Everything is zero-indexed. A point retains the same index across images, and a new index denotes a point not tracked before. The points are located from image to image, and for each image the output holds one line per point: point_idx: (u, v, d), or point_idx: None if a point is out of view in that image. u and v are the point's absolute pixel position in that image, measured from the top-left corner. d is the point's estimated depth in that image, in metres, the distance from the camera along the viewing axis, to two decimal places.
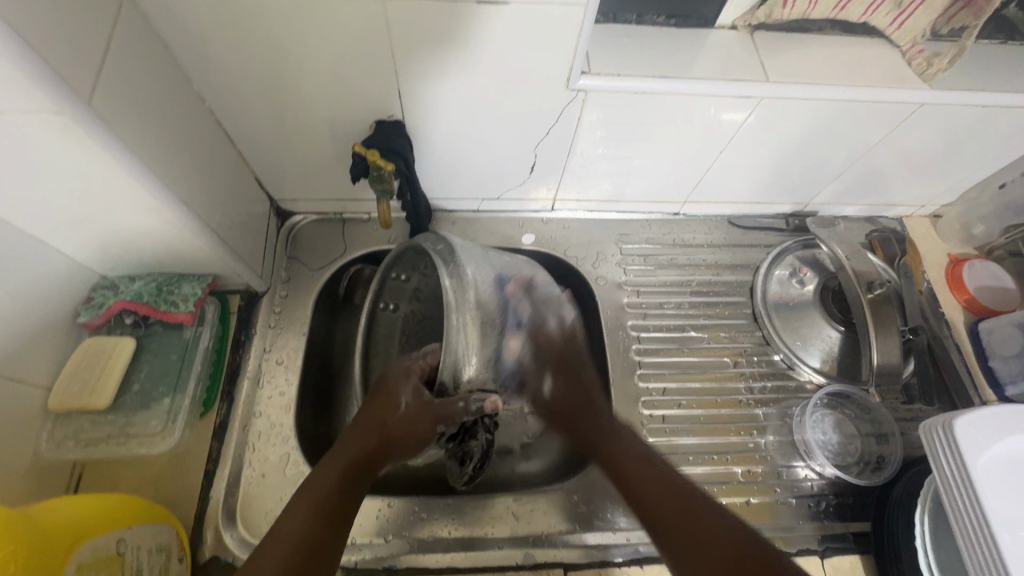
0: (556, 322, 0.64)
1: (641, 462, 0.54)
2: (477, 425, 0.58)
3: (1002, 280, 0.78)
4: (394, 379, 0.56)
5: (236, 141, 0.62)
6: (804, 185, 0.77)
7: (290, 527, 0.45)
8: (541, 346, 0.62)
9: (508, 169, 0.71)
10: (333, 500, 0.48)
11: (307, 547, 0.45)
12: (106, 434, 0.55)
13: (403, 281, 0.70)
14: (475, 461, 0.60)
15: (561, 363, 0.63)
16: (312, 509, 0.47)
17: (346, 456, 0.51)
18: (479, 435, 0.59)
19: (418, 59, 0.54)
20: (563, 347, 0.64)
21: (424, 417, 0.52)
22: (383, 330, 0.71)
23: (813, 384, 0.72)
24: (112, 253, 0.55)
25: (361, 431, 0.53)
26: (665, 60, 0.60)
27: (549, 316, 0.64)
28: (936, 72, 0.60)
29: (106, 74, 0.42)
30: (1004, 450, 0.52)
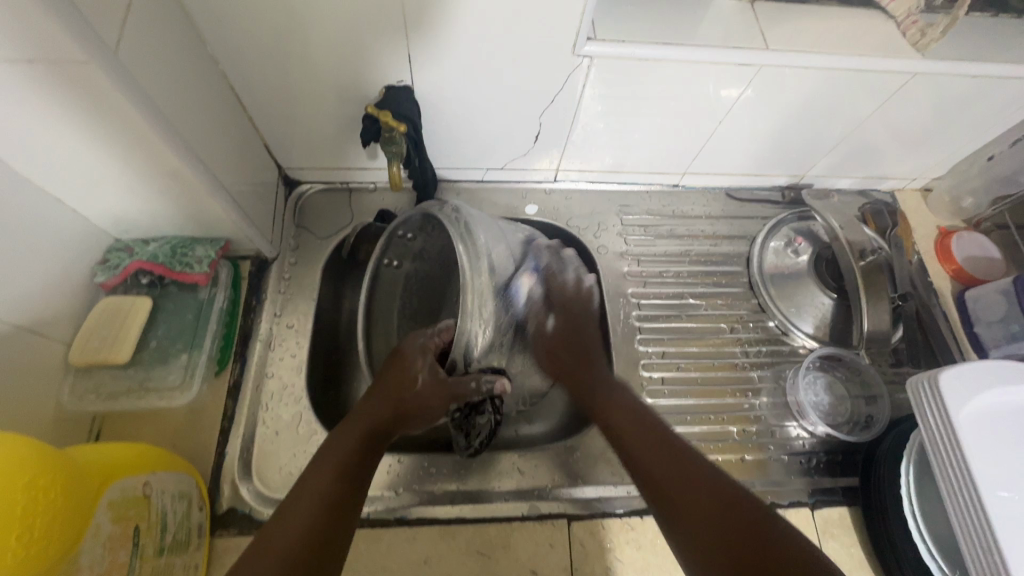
0: (573, 276, 0.68)
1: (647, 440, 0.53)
2: (484, 403, 0.59)
3: (988, 251, 0.81)
4: (409, 355, 0.57)
5: (247, 107, 0.63)
6: (800, 157, 0.79)
7: (317, 483, 0.46)
8: (552, 290, 0.66)
9: (512, 139, 0.72)
10: (355, 462, 0.49)
11: (334, 505, 0.45)
12: (126, 388, 0.57)
13: (408, 240, 0.70)
14: (481, 437, 0.61)
15: (566, 309, 0.66)
16: (334, 467, 0.48)
17: (360, 429, 0.51)
18: (485, 413, 0.60)
19: (429, 25, 0.55)
20: (575, 301, 0.67)
21: (436, 397, 0.55)
22: (385, 287, 0.72)
23: (806, 349, 0.75)
24: (128, 214, 0.57)
25: (379, 401, 0.54)
26: (668, 28, 0.61)
27: (567, 270, 0.68)
28: (929, 43, 0.62)
29: (129, 31, 0.43)
30: (985, 402, 0.55)
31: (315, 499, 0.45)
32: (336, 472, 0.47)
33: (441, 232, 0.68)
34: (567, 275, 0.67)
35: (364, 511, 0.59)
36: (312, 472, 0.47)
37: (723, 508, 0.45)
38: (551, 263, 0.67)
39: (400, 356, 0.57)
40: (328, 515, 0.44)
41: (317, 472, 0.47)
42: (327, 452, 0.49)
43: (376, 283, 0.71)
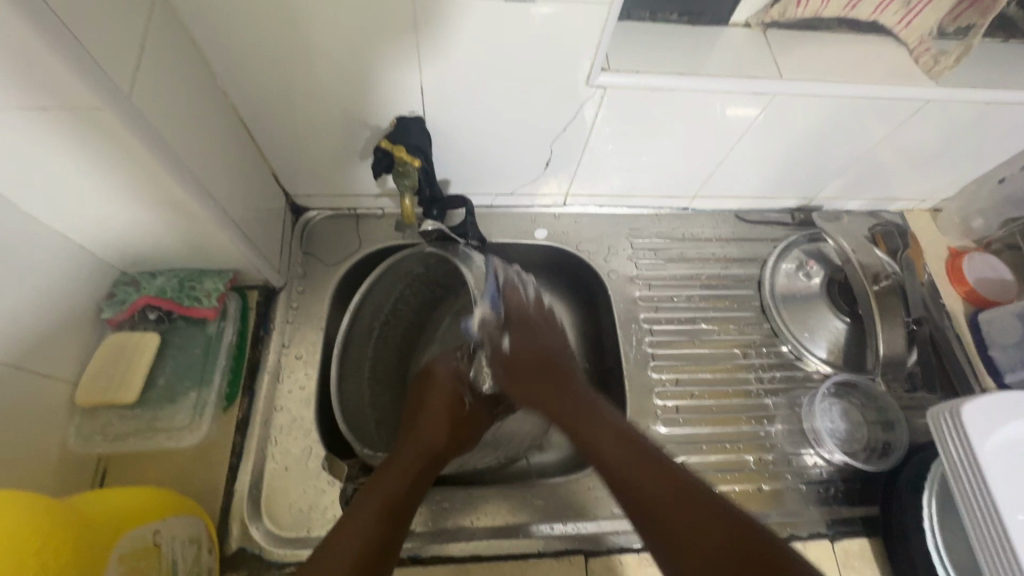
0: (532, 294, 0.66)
1: (628, 451, 0.50)
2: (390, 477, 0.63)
3: (999, 272, 0.81)
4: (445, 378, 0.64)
5: (256, 138, 0.63)
6: (810, 180, 0.79)
7: (359, 526, 0.46)
8: (512, 310, 0.63)
9: (522, 165, 0.71)
10: (398, 501, 0.50)
11: (378, 546, 0.46)
12: (133, 429, 0.56)
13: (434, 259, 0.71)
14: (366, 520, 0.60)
15: (521, 322, 0.63)
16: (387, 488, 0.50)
17: (385, 493, 0.50)
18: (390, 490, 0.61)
19: (442, 57, 0.54)
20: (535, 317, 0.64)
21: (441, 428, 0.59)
22: (395, 278, 0.72)
23: (820, 374, 0.74)
24: (136, 249, 0.56)
25: (431, 431, 0.58)
26: (680, 58, 0.61)
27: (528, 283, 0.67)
28: (943, 69, 0.62)
29: (143, 71, 0.42)
30: (1010, 436, 0.54)
31: (358, 535, 0.46)
32: (386, 508, 0.49)
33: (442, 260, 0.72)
34: (528, 289, 0.66)
35: None
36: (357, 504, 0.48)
37: (693, 500, 0.44)
38: (511, 278, 0.66)
39: (436, 379, 0.64)
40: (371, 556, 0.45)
41: (359, 511, 0.48)
42: (376, 489, 0.50)
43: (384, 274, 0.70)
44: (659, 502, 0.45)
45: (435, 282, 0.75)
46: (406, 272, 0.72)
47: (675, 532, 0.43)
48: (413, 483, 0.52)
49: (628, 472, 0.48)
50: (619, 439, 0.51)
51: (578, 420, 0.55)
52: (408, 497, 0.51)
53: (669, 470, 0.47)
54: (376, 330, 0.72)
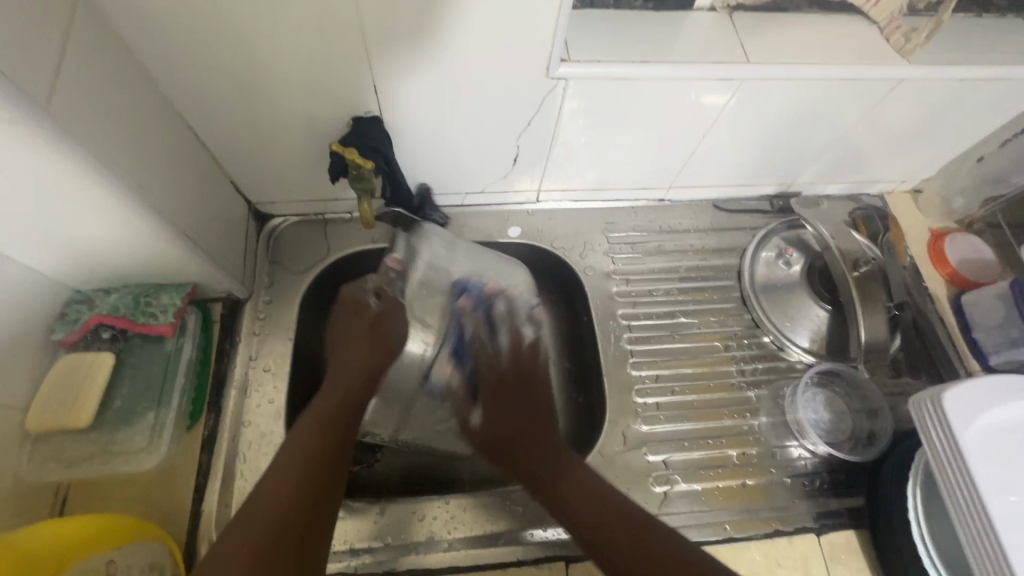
0: (537, 299, 0.69)
1: (590, 497, 0.53)
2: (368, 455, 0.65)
3: (982, 252, 0.79)
4: (356, 295, 0.63)
5: (208, 145, 0.60)
6: (787, 166, 0.77)
7: (264, 500, 0.45)
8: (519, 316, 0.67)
9: (490, 162, 0.69)
10: (310, 467, 0.48)
11: (285, 517, 0.45)
12: (88, 453, 0.54)
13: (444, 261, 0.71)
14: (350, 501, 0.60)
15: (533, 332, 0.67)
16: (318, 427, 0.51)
17: (293, 460, 0.48)
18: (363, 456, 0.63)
19: (393, 52, 0.52)
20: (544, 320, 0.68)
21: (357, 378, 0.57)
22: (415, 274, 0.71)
23: (803, 364, 0.73)
24: (86, 266, 0.53)
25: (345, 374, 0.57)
26: (644, 45, 0.59)
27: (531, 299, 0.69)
28: (914, 47, 0.60)
29: (62, 81, 0.40)
30: (990, 420, 0.53)
31: (266, 512, 0.45)
32: (320, 451, 0.50)
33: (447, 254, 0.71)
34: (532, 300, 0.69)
35: (352, 565, 0.56)
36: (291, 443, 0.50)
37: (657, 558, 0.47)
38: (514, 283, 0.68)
39: (347, 303, 0.63)
40: (272, 522, 0.44)
41: (265, 488, 0.46)
42: (280, 459, 0.49)
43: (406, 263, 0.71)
44: (631, 552, 0.48)
45: None
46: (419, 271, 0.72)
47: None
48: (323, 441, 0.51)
49: (578, 505, 0.53)
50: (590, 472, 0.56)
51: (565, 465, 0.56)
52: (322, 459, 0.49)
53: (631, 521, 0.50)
54: None
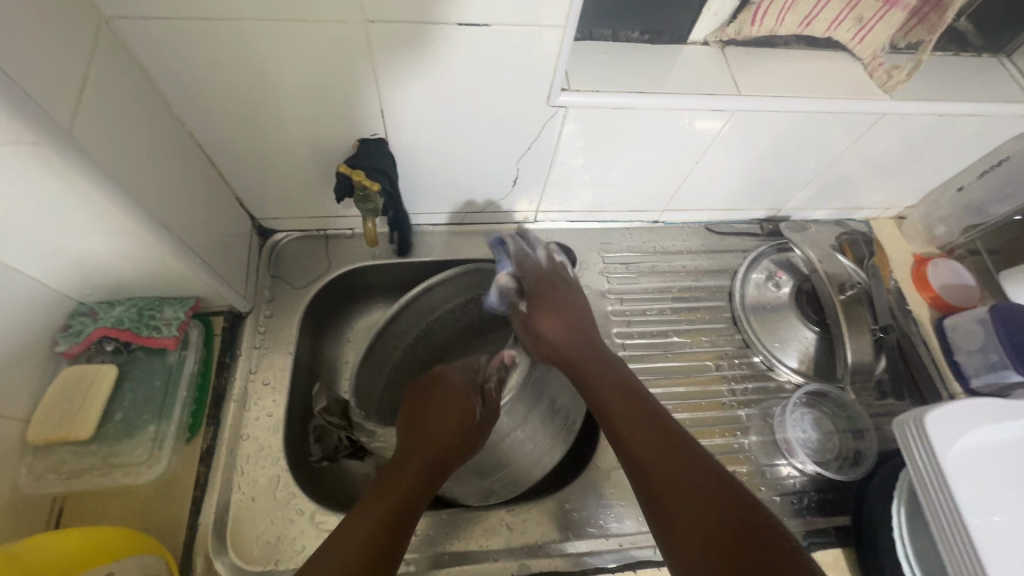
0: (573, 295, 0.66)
1: (650, 436, 0.50)
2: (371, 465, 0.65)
3: (963, 277, 0.82)
4: (462, 387, 0.57)
5: (217, 162, 0.62)
6: (777, 192, 0.80)
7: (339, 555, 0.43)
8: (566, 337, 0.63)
9: (491, 184, 0.71)
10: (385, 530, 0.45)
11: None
12: (89, 465, 0.54)
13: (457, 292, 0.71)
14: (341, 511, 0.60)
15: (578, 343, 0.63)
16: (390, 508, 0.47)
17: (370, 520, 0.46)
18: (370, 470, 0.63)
19: (401, 79, 0.54)
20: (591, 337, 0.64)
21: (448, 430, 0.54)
22: (426, 305, 0.70)
23: (792, 384, 0.75)
24: (93, 280, 0.54)
25: (437, 425, 0.55)
26: (640, 76, 0.62)
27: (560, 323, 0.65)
28: (895, 84, 0.63)
29: (83, 103, 0.41)
30: (969, 441, 0.55)
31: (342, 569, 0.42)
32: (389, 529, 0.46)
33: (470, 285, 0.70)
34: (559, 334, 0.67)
35: None
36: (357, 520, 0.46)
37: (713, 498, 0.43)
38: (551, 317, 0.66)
39: (449, 382, 0.58)
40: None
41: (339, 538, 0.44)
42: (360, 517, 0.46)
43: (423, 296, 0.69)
44: (684, 492, 0.45)
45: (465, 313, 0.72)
46: (431, 305, 0.70)
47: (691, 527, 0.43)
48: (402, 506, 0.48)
49: (645, 454, 0.49)
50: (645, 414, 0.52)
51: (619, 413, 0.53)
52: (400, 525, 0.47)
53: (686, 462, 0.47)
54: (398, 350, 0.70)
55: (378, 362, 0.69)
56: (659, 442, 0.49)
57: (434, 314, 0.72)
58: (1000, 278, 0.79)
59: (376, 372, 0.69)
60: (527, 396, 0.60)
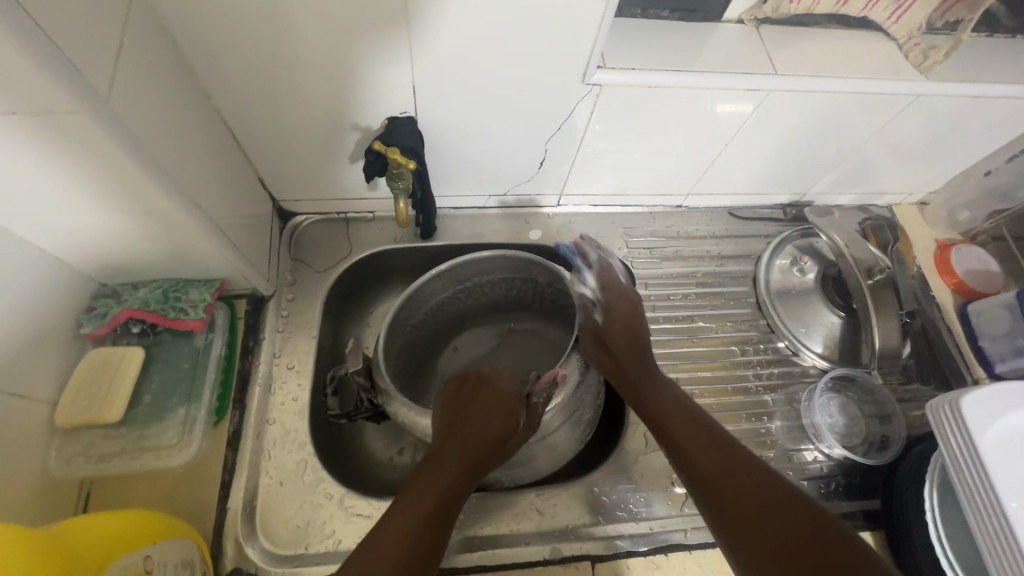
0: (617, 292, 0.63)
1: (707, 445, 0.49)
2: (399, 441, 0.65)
3: (987, 264, 0.81)
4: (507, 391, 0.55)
5: (241, 141, 0.60)
6: (803, 176, 0.79)
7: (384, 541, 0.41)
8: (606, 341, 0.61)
9: (517, 166, 0.70)
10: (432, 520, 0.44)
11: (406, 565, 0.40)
12: (119, 449, 0.54)
13: (496, 266, 0.68)
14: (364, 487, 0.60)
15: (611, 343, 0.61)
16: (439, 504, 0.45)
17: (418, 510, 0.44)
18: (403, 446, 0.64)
19: (435, 55, 0.53)
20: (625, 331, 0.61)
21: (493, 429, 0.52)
22: (460, 274, 0.67)
23: (817, 369, 0.75)
24: (118, 261, 0.53)
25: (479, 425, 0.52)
26: (675, 54, 0.60)
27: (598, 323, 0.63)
28: (933, 64, 0.62)
29: (118, 72, 0.40)
30: (1005, 424, 0.55)
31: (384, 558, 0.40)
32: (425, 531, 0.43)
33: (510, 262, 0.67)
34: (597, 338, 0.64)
35: None
36: (393, 514, 0.44)
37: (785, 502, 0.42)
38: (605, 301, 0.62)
39: (495, 387, 0.56)
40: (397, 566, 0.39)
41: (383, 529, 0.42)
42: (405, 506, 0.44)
43: (459, 266, 0.66)
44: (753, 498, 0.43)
45: (497, 286, 0.70)
46: (465, 275, 0.68)
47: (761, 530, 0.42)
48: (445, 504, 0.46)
49: (705, 464, 0.48)
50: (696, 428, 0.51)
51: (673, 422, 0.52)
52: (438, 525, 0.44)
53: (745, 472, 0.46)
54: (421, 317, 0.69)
55: (402, 322, 0.66)
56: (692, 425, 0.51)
57: (467, 283, 0.69)
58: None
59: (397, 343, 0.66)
60: (568, 408, 0.61)
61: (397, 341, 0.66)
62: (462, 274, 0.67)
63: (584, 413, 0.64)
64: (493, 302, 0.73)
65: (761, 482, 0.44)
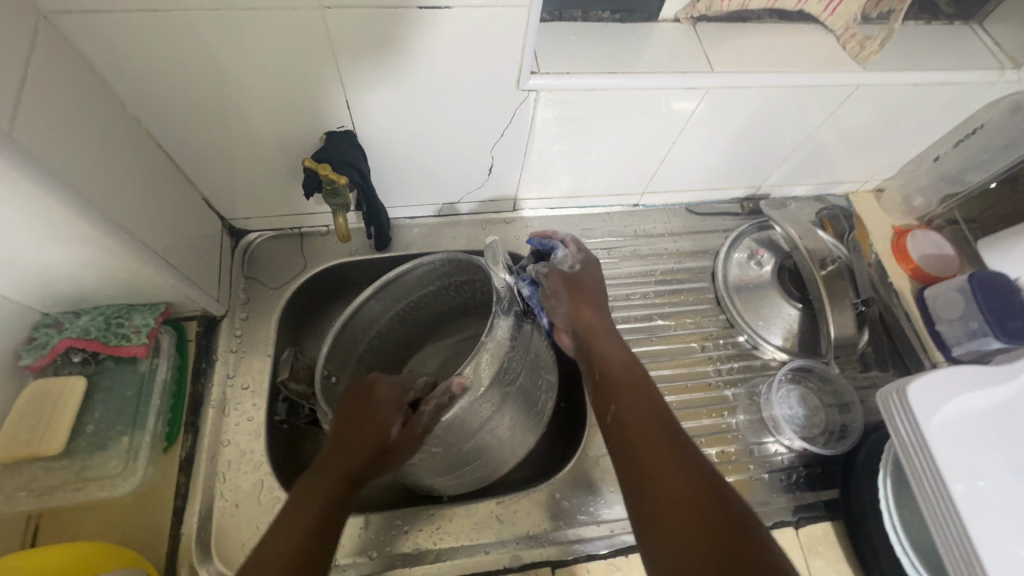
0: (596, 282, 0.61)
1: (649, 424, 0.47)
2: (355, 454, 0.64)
3: (943, 248, 0.82)
4: (385, 392, 0.51)
5: (179, 161, 0.60)
6: (756, 169, 0.79)
7: (278, 547, 0.41)
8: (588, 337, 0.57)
9: (466, 174, 0.70)
10: (323, 519, 0.44)
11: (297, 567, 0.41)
12: (61, 481, 0.53)
13: (452, 276, 0.65)
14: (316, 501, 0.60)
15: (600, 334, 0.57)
16: (318, 510, 0.44)
17: (306, 514, 0.44)
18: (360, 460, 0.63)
19: (363, 68, 0.52)
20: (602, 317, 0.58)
21: (362, 438, 0.48)
22: (409, 283, 0.64)
23: (777, 361, 0.75)
24: (52, 292, 0.52)
25: (353, 428, 0.49)
26: (612, 56, 0.60)
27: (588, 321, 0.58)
28: (869, 54, 0.62)
29: (25, 105, 0.39)
30: (950, 410, 0.56)
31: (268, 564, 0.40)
32: (315, 530, 0.43)
33: (458, 271, 0.64)
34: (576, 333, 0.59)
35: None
36: (286, 520, 0.43)
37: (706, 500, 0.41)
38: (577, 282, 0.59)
39: (377, 396, 0.50)
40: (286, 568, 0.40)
41: (275, 536, 0.42)
42: (295, 509, 0.44)
43: (403, 278, 0.63)
44: (673, 492, 0.42)
45: (457, 291, 0.69)
46: (418, 283, 0.65)
47: (672, 518, 0.40)
48: (332, 500, 0.46)
49: (642, 443, 0.46)
50: (644, 406, 0.49)
51: (623, 395, 0.50)
52: (327, 519, 0.44)
53: (680, 463, 0.44)
54: (375, 329, 0.67)
55: (349, 345, 0.64)
56: (650, 411, 0.49)
57: (424, 290, 0.67)
58: (979, 247, 0.80)
59: (343, 358, 0.64)
60: (474, 415, 0.52)
61: (340, 355, 0.63)
62: (411, 282, 0.64)
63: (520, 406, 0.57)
64: (457, 306, 0.72)
65: (694, 475, 0.43)
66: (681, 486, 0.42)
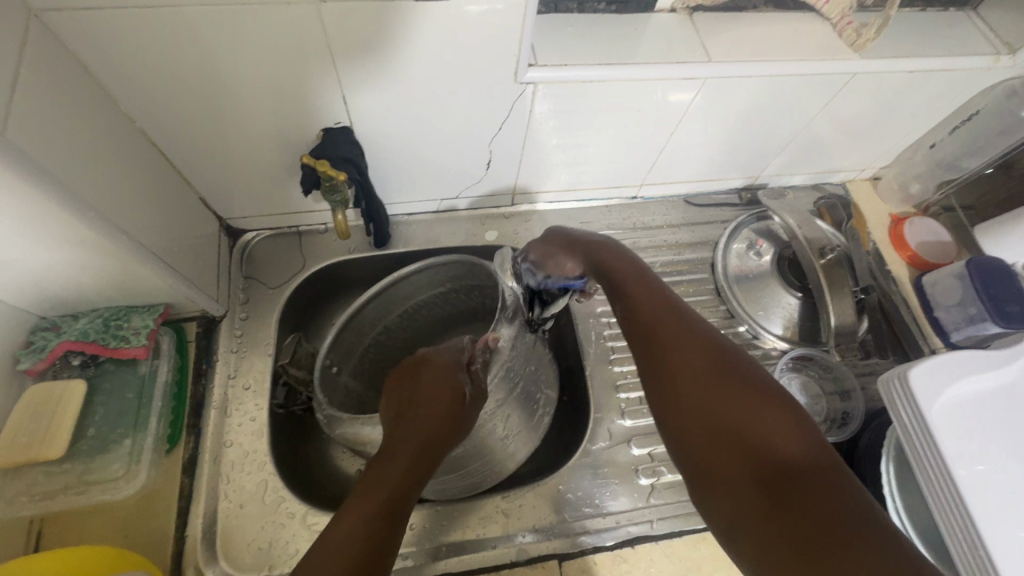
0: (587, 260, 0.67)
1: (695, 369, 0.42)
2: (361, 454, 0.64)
3: (939, 235, 0.82)
4: (447, 366, 0.52)
5: (174, 161, 0.59)
6: (754, 159, 0.79)
7: (345, 532, 0.40)
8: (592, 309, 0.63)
9: (464, 170, 0.70)
10: (395, 504, 0.43)
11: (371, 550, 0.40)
12: (64, 485, 0.53)
13: (461, 277, 0.66)
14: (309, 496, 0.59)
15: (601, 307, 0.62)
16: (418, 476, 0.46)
17: (374, 496, 0.43)
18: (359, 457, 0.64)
19: (359, 62, 0.52)
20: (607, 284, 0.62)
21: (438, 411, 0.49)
22: (419, 282, 0.66)
23: (778, 350, 0.75)
24: (50, 295, 0.52)
25: (423, 411, 0.49)
26: (609, 48, 0.60)
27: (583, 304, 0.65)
28: (865, 42, 0.62)
29: (17, 104, 0.39)
30: (951, 395, 0.56)
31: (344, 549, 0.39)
32: (385, 515, 0.42)
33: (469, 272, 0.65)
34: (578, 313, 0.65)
35: None
36: (355, 504, 0.42)
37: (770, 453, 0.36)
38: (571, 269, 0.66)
39: (435, 362, 0.53)
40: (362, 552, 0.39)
41: (344, 519, 0.41)
42: (364, 490, 0.44)
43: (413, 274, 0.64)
44: (731, 449, 0.37)
45: (463, 295, 0.69)
46: (430, 281, 0.66)
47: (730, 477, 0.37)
48: (409, 483, 0.45)
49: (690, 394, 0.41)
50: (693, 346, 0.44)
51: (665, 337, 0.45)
52: (402, 502, 0.44)
53: (737, 409, 0.39)
54: (382, 323, 0.67)
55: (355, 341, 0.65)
56: (689, 338, 0.44)
57: (434, 291, 0.68)
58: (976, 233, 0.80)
59: (349, 348, 0.65)
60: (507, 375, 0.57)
61: (348, 341, 0.64)
62: (419, 282, 0.65)
63: (520, 402, 0.61)
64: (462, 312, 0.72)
65: (750, 421, 0.38)
66: (735, 435, 0.38)
